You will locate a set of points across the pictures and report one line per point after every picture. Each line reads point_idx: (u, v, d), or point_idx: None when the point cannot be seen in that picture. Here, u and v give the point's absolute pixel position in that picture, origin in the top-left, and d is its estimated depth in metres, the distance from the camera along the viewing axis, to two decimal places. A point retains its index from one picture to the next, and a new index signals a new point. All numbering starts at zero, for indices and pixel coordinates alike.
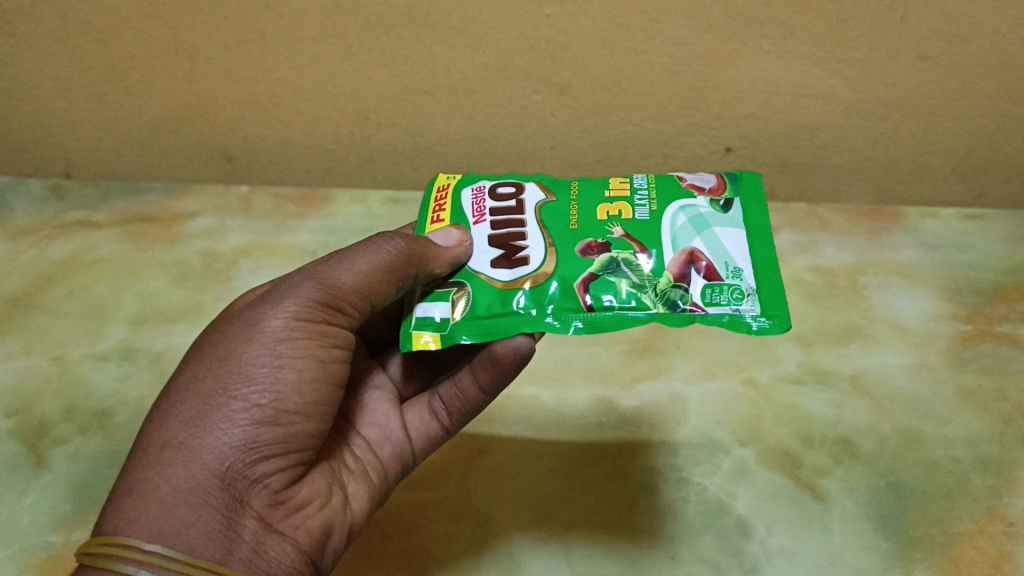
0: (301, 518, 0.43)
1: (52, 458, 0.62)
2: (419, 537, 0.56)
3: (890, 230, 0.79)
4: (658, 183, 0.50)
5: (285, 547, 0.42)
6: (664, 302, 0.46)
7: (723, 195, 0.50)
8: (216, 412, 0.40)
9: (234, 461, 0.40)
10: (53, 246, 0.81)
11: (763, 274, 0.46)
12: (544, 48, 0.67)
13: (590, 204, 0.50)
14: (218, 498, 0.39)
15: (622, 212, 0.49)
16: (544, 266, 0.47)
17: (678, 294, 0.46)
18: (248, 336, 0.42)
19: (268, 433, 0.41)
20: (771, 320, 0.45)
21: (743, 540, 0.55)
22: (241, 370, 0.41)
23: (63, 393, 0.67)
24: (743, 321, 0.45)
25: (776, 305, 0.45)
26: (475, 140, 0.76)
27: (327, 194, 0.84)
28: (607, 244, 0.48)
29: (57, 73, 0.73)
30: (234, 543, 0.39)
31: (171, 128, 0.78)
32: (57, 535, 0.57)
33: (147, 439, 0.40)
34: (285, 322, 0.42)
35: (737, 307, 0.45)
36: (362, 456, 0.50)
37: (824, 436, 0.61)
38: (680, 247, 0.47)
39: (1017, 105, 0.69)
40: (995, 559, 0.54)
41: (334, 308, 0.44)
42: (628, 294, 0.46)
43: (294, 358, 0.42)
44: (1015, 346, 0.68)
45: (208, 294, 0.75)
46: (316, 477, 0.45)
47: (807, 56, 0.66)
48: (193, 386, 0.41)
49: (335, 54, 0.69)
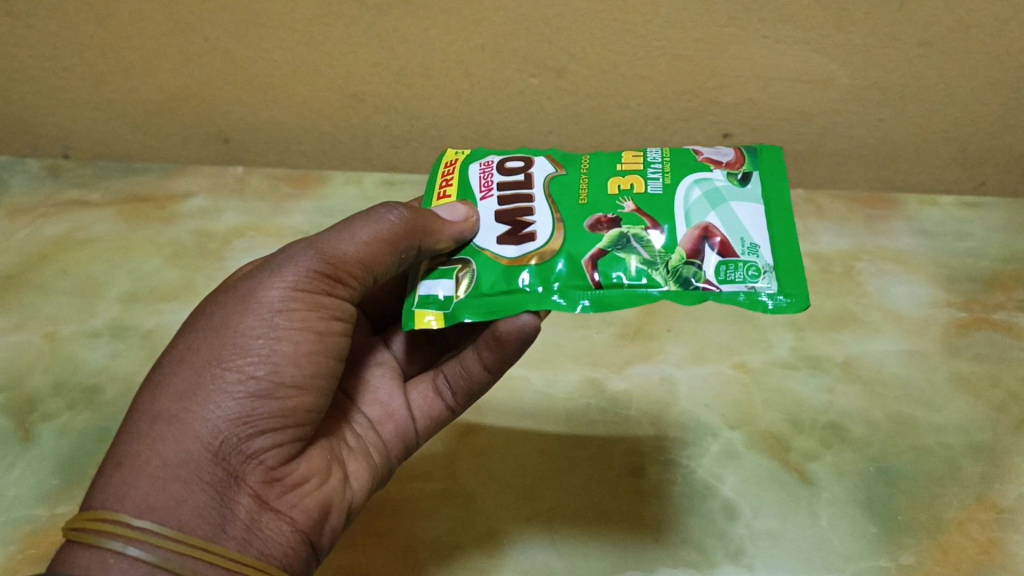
0: (298, 496, 0.43)
1: (39, 433, 0.62)
2: (404, 517, 0.56)
3: (887, 217, 0.78)
4: (673, 156, 0.49)
5: (280, 525, 0.41)
6: (677, 279, 0.45)
7: (740, 170, 0.49)
8: (210, 384, 0.40)
9: (228, 436, 0.40)
10: (48, 224, 0.81)
11: (780, 251, 0.46)
12: (540, 31, 0.67)
13: (597, 177, 0.49)
14: (211, 473, 0.39)
15: (635, 185, 0.48)
16: (552, 242, 0.47)
17: (690, 271, 0.45)
18: (244, 307, 0.42)
19: (264, 406, 0.40)
20: (788, 299, 0.44)
21: (729, 522, 0.55)
22: (236, 341, 0.41)
23: (52, 369, 0.66)
24: (759, 299, 0.45)
25: (793, 284, 0.45)
26: (471, 124, 0.76)
27: (322, 176, 0.84)
28: (617, 219, 0.47)
29: (54, 53, 0.73)
30: (227, 520, 0.39)
31: (169, 110, 0.78)
32: (43, 509, 0.57)
33: (141, 411, 0.40)
34: (283, 293, 0.42)
35: (753, 285, 0.45)
36: (364, 435, 0.50)
37: (814, 420, 0.61)
38: (694, 222, 0.46)
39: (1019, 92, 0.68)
40: (984, 546, 0.53)
41: (335, 280, 0.44)
42: (638, 271, 0.46)
43: (291, 330, 0.42)
44: (1011, 335, 0.67)
45: (200, 273, 0.75)
46: (314, 454, 0.45)
47: (806, 41, 0.66)
48: (187, 357, 0.41)
49: (330, 35, 0.69)
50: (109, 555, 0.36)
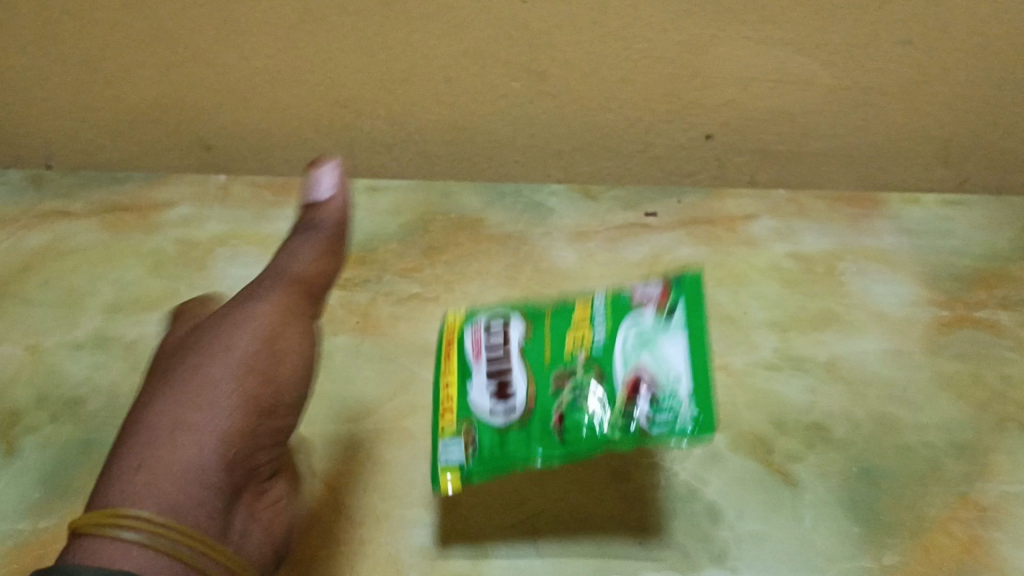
0: (247, 518, 0.53)
1: (23, 447, 0.62)
2: (386, 524, 0.57)
3: (869, 216, 0.77)
4: (613, 306, 0.54)
5: (238, 548, 0.51)
6: (619, 425, 0.49)
7: (667, 304, 0.52)
8: (184, 431, 0.51)
9: (209, 466, 0.51)
10: (30, 236, 0.79)
11: (703, 378, 0.49)
12: (521, 36, 0.67)
13: (553, 338, 0.54)
14: (199, 495, 0.50)
15: (581, 339, 0.54)
16: (526, 408, 0.52)
17: (630, 414, 0.49)
18: (207, 365, 0.55)
19: (237, 441, 0.52)
20: (701, 423, 0.48)
21: (712, 525, 0.55)
22: (203, 402, 0.53)
23: (36, 381, 0.66)
24: (679, 432, 0.48)
25: (708, 411, 0.48)
26: (454, 129, 0.75)
27: (304, 181, 0.81)
28: (571, 383, 0.52)
29: (34, 65, 0.73)
30: (201, 526, 0.49)
31: (150, 119, 0.77)
32: (26, 522, 0.57)
33: (132, 447, 0.51)
34: (239, 361, 0.55)
35: (675, 415, 0.48)
36: (237, 531, 0.52)
37: (797, 421, 0.61)
38: (628, 367, 0.51)
39: (997, 90, 0.69)
40: (965, 545, 0.54)
41: (273, 357, 0.57)
42: (592, 423, 0.50)
43: (242, 380, 0.55)
44: (993, 333, 0.67)
45: (184, 283, 0.75)
46: (266, 492, 0.55)
47: (788, 42, 0.66)
48: (167, 412, 0.52)
49: (310, 42, 0.69)
50: (107, 552, 0.45)
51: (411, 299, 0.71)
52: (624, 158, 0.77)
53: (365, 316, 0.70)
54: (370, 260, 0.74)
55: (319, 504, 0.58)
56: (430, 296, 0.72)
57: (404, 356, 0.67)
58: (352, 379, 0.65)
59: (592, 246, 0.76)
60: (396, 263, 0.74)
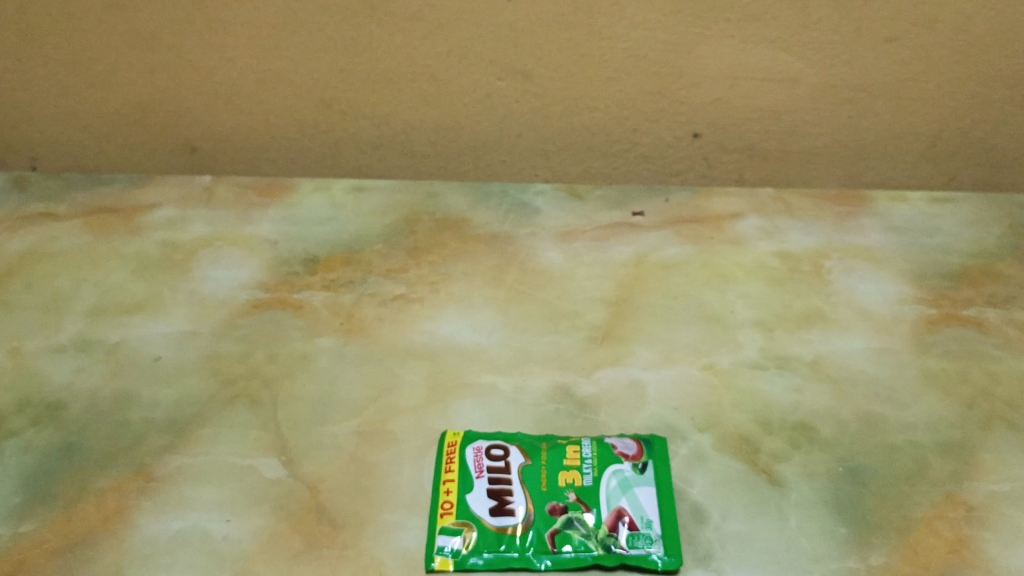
0: None
1: (2, 451, 0.59)
2: (371, 528, 0.54)
3: (856, 214, 0.77)
4: (600, 455, 0.57)
5: None
6: (601, 544, 0.53)
7: (641, 461, 0.57)
8: None
9: None
10: (13, 238, 0.76)
11: (670, 526, 0.54)
12: (506, 35, 0.68)
13: (549, 471, 0.57)
14: None
15: (573, 480, 0.56)
16: (527, 518, 0.54)
17: (610, 539, 0.53)
18: None
19: None
20: (672, 558, 0.52)
21: (698, 526, 0.54)
22: None
23: (16, 385, 0.64)
24: (651, 558, 0.52)
25: (676, 547, 0.53)
26: (439, 129, 0.75)
27: (291, 183, 0.81)
28: (565, 507, 0.55)
29: (18, 65, 0.73)
30: None
31: (134, 121, 0.77)
32: (4, 529, 0.55)
33: None
34: None
35: (648, 549, 0.53)
36: None
37: (782, 420, 0.60)
38: (611, 505, 0.55)
39: (971, 88, 0.71)
40: (953, 544, 0.53)
41: None
42: (580, 541, 0.53)
43: None
44: (980, 330, 0.67)
45: (167, 286, 0.72)
46: None
47: (772, 40, 0.68)
48: None
49: (296, 42, 0.70)
50: None
51: (396, 299, 0.70)
52: (611, 158, 0.77)
53: (350, 317, 0.68)
54: (356, 261, 0.73)
55: (302, 505, 0.55)
56: (415, 296, 0.70)
57: (389, 357, 0.65)
58: (335, 381, 0.63)
59: (578, 246, 0.74)
60: (381, 263, 0.73)
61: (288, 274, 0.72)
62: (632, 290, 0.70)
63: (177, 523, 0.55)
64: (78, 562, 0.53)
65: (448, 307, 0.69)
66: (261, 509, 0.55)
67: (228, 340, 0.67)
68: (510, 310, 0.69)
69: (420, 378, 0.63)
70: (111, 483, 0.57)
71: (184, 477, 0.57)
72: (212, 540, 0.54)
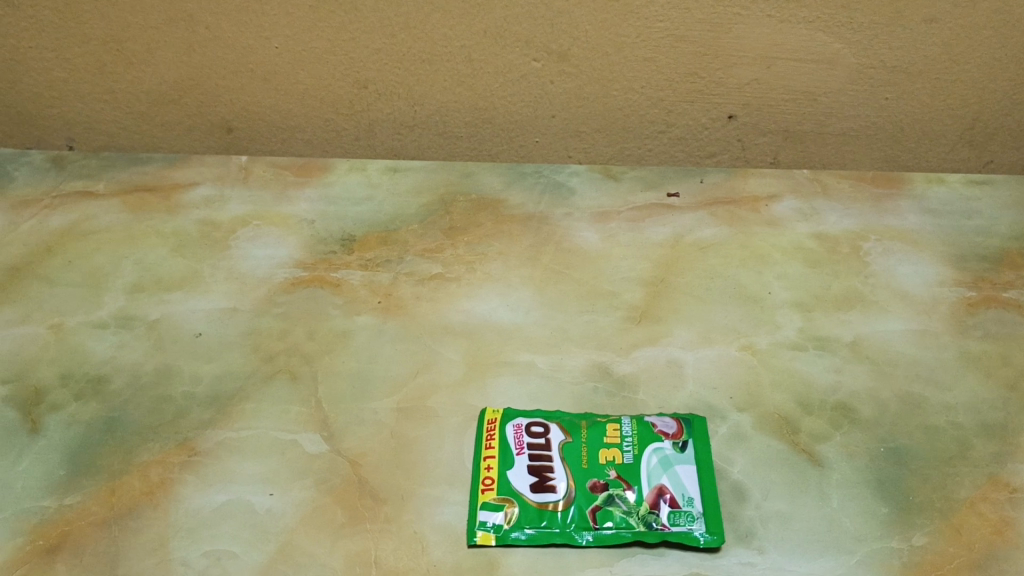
0: None
1: (46, 425, 0.60)
2: (413, 503, 0.55)
3: (894, 196, 0.76)
4: (640, 434, 0.57)
5: None
6: (643, 521, 0.53)
7: (681, 439, 0.57)
8: None
9: None
10: (52, 216, 0.77)
11: (711, 503, 0.54)
12: (543, 15, 0.69)
13: (589, 449, 0.57)
14: None
15: (614, 458, 0.56)
16: (569, 494, 0.55)
17: (651, 516, 0.53)
18: None
19: None
20: (713, 536, 0.52)
21: (739, 505, 0.54)
22: None
23: (60, 360, 0.65)
24: (693, 535, 0.52)
25: (717, 524, 0.53)
26: (474, 109, 0.75)
27: (327, 163, 0.81)
28: (606, 483, 0.55)
29: (57, 44, 0.74)
30: None
31: (171, 101, 0.77)
32: (51, 500, 0.55)
33: None
34: None
35: (689, 526, 0.53)
36: None
37: (822, 401, 0.60)
38: (652, 482, 0.55)
39: (1009, 70, 0.70)
40: (996, 525, 0.53)
41: None
42: (621, 518, 0.53)
43: None
44: (1020, 312, 0.67)
45: (206, 263, 0.72)
46: None
47: (809, 20, 0.68)
48: None
49: (333, 22, 0.70)
50: None
51: (433, 279, 0.70)
52: (647, 140, 0.76)
53: (388, 295, 0.69)
54: (393, 240, 0.74)
55: (344, 480, 0.56)
56: (452, 275, 0.70)
57: (427, 335, 0.65)
58: (374, 358, 0.64)
59: (614, 226, 0.74)
60: (417, 243, 0.73)
61: (326, 253, 0.72)
62: (668, 270, 0.70)
63: (221, 496, 0.55)
64: (123, 533, 0.53)
65: (485, 286, 0.69)
66: (304, 483, 0.56)
67: (268, 317, 0.67)
68: (547, 289, 0.69)
69: (458, 355, 0.64)
70: (154, 457, 0.58)
71: (227, 451, 0.58)
72: (257, 513, 0.54)
